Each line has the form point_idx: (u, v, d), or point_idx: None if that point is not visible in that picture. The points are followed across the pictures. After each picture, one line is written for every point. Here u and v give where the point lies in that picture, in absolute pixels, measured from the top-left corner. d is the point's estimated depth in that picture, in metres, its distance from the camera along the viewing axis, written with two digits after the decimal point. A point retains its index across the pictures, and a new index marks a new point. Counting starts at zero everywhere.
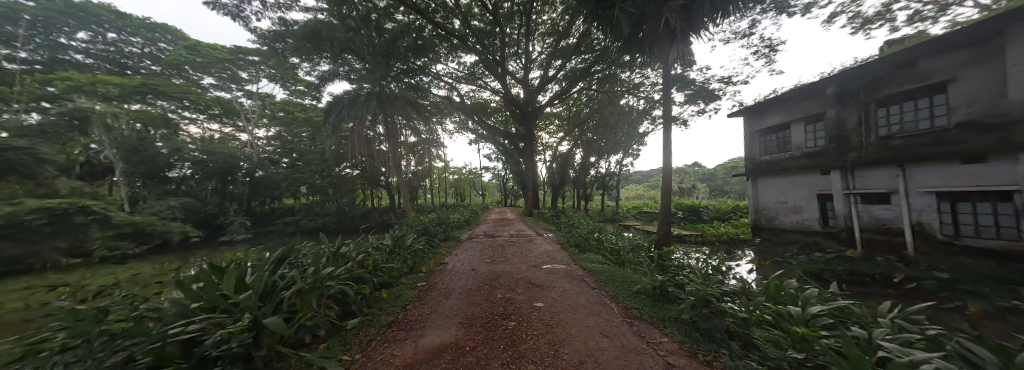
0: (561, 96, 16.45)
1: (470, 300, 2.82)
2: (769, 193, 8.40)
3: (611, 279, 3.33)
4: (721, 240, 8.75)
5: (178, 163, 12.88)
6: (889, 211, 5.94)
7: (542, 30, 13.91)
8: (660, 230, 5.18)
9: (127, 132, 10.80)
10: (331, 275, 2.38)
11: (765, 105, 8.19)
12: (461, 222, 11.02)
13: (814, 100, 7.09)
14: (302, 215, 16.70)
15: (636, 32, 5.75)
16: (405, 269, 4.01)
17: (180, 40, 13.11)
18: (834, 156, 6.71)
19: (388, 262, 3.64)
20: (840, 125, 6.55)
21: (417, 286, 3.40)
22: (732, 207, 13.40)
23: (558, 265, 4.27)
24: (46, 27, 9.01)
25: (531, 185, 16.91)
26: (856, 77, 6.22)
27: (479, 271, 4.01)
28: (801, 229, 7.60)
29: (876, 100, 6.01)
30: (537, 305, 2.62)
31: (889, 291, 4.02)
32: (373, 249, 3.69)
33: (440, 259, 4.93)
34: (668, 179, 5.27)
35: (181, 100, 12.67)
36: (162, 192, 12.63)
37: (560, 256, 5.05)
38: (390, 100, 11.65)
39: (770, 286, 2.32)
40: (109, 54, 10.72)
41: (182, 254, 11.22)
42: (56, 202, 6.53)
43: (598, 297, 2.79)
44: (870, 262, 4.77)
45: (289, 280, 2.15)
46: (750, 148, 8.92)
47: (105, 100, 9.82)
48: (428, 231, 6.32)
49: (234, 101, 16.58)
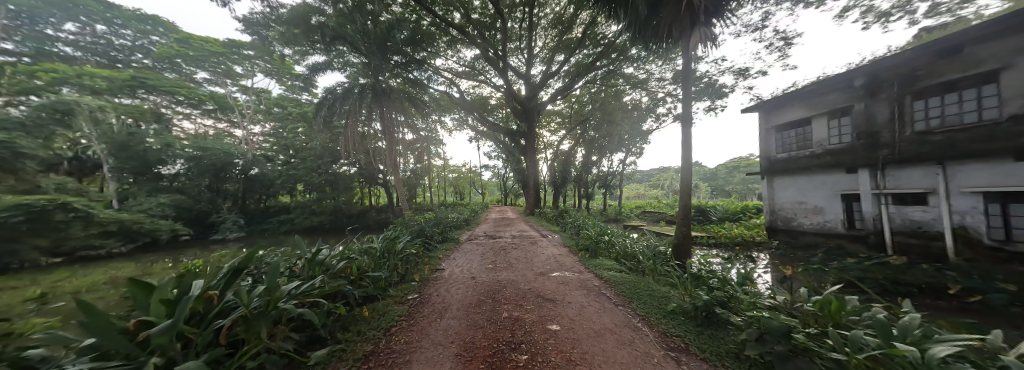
0: (563, 93, 15.94)
1: (470, 320, 2.34)
2: (787, 192, 7.93)
3: (636, 291, 2.84)
4: (736, 242, 8.25)
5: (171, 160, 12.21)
6: (926, 213, 5.46)
7: (545, 24, 13.40)
8: (678, 235, 4.65)
9: (117, 127, 10.03)
10: (294, 292, 1.88)
11: (783, 100, 7.74)
12: (461, 222, 10.54)
13: (840, 93, 6.62)
14: (298, 213, 16.22)
15: (650, 20, 5.32)
16: (395, 278, 3.52)
17: (171, 33, 12.43)
18: (863, 153, 6.26)
19: (375, 270, 3.15)
20: (870, 120, 6.09)
21: (407, 298, 2.90)
22: (741, 206, 12.93)
23: (567, 272, 3.80)
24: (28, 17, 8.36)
25: (533, 183, 16.48)
26: (889, 67, 5.74)
27: (479, 280, 3.53)
28: (823, 232, 7.14)
29: (911, 92, 5.55)
30: (552, 329, 2.13)
31: (940, 303, 3.62)
32: (359, 255, 3.22)
33: (435, 265, 4.43)
34: (687, 178, 4.79)
35: (175, 95, 12.22)
36: (154, 188, 12.07)
37: (569, 261, 4.56)
38: (386, 94, 11.10)
39: (839, 307, 1.86)
40: (98, 46, 10.01)
41: (171, 253, 10.70)
42: (33, 198, 5.96)
43: (625, 316, 2.32)
44: (915, 270, 4.30)
45: (235, 302, 1.65)
46: (765, 146, 8.46)
47: (93, 94, 9.09)
48: (424, 232, 5.84)
49: (229, 96, 16.02)
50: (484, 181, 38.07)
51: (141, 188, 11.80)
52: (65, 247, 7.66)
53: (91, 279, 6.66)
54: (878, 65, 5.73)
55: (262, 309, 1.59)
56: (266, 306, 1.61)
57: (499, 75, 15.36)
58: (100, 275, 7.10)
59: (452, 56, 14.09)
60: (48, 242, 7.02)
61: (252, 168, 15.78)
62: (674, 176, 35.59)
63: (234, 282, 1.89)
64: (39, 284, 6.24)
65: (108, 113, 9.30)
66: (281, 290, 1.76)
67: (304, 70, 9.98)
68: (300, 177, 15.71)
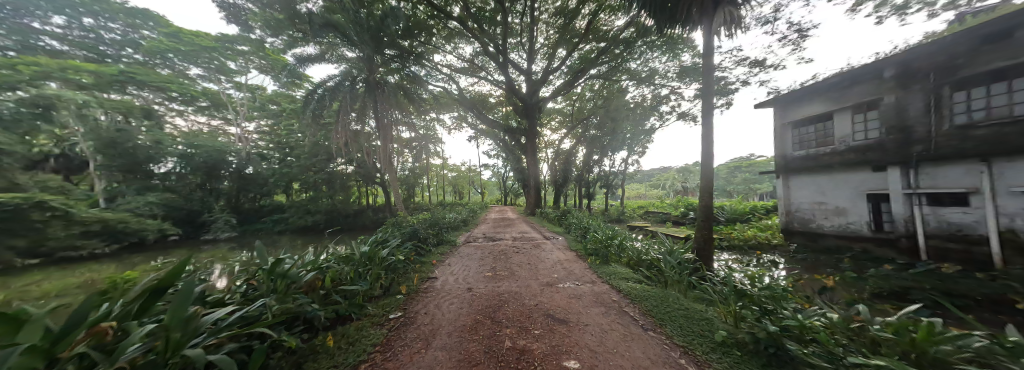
0: (565, 90, 15.44)
1: (462, 351, 1.85)
2: (806, 192, 7.47)
3: (668, 310, 2.35)
4: (750, 244, 7.78)
5: (162, 158, 11.50)
6: (967, 215, 4.99)
7: (547, 18, 12.93)
8: (699, 239, 4.18)
9: (104, 122, 9.60)
10: (222, 322, 1.39)
11: (801, 94, 7.30)
12: (459, 223, 10.02)
13: (866, 85, 6.17)
14: (292, 212, 15.74)
15: (664, 3, 4.80)
16: (379, 292, 3.03)
17: (161, 27, 11.36)
18: (893, 150, 5.80)
19: (354, 284, 2.66)
20: (902, 113, 5.64)
21: (388, 318, 2.38)
22: (750, 206, 12.47)
23: (578, 283, 3.31)
24: (16, 10, 8.22)
25: (533, 183, 16.03)
26: (925, 55, 5.27)
27: (477, 293, 3.03)
28: (845, 235, 6.70)
29: (951, 82, 5.09)
30: (570, 367, 1.63)
31: (1004, 318, 3.17)
32: (337, 263, 2.74)
33: (427, 273, 3.90)
34: (708, 177, 4.29)
35: (167, 91, 11.47)
36: (144, 186, 11.26)
37: (577, 268, 4.07)
38: (381, 89, 10.60)
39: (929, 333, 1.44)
40: (87, 41, 9.77)
41: (157, 254, 10.15)
42: (5, 197, 5.75)
43: (662, 349, 1.82)
44: (970, 279, 3.83)
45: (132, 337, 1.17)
46: (781, 142, 8.01)
47: (80, 89, 8.62)
48: (417, 235, 5.32)
49: (222, 93, 15.51)
50: (484, 181, 37.73)
51: (130, 186, 10.86)
52: (43, 248, 6.97)
53: (64, 282, 6.14)
54: (912, 54, 5.27)
55: (151, 358, 1.08)
56: (163, 353, 1.10)
57: (499, 71, 14.90)
58: (79, 278, 6.54)
59: (451, 51, 13.62)
60: (23, 242, 6.46)
61: (247, 167, 15.46)
62: (675, 176, 35.35)
63: (156, 304, 1.43)
64: (4, 288, 5.64)
65: (93, 108, 8.76)
66: (197, 324, 1.26)
67: (292, 61, 9.41)
68: (294, 175, 15.18)
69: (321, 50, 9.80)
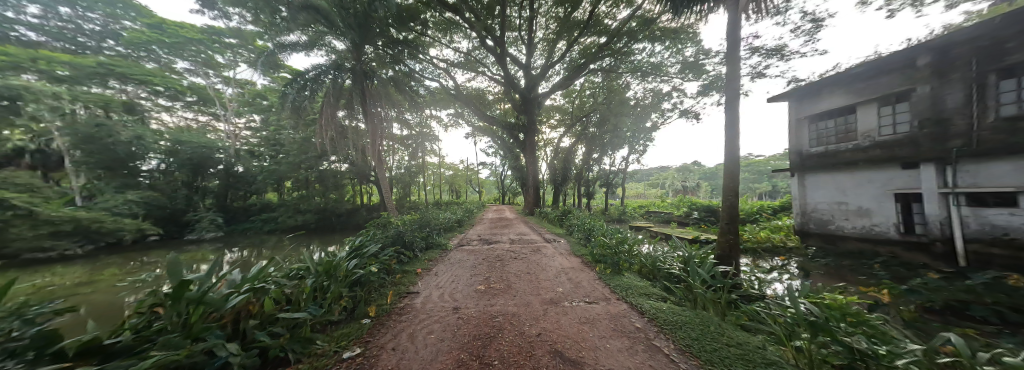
0: (565, 86, 14.86)
1: None
2: (824, 191, 6.98)
3: (713, 348, 1.80)
4: (764, 246, 7.27)
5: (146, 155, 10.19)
6: (1015, 217, 4.48)
7: (546, 10, 12.39)
8: (724, 246, 3.66)
9: (81, 117, 8.13)
10: None
11: (818, 87, 6.84)
12: (453, 224, 9.48)
13: (895, 75, 5.69)
14: (281, 212, 15.14)
15: None
16: (341, 314, 2.45)
17: (143, 17, 10.44)
18: (927, 146, 5.32)
19: (305, 309, 2.08)
20: (938, 105, 5.17)
21: (340, 361, 1.79)
22: (757, 206, 12.03)
23: (587, 300, 2.76)
24: None
25: (532, 182, 15.43)
26: (964, 42, 4.76)
27: (464, 315, 2.45)
28: (868, 238, 6.22)
29: (997, 68, 4.56)
30: None
31: None
32: (286, 280, 2.16)
33: (407, 287, 3.31)
34: (732, 176, 3.74)
35: (150, 85, 10.43)
36: (122, 184, 9.54)
37: (586, 279, 3.54)
38: (372, 85, 10.05)
39: None
40: (67, 32, 8.19)
41: (133, 256, 9.42)
42: None
43: None
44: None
45: None
46: (796, 138, 7.55)
47: (57, 84, 7.30)
48: (401, 239, 4.71)
49: (210, 88, 14.80)
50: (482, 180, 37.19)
51: (108, 183, 9.00)
52: None
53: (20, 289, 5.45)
54: (947, 41, 4.78)
55: None
56: None
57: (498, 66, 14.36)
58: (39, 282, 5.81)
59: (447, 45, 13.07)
60: None
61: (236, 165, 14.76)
62: (674, 175, 35.05)
63: None
64: None
65: (72, 102, 7.66)
66: None
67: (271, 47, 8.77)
68: (283, 173, 14.48)
69: (307, 39, 9.12)
